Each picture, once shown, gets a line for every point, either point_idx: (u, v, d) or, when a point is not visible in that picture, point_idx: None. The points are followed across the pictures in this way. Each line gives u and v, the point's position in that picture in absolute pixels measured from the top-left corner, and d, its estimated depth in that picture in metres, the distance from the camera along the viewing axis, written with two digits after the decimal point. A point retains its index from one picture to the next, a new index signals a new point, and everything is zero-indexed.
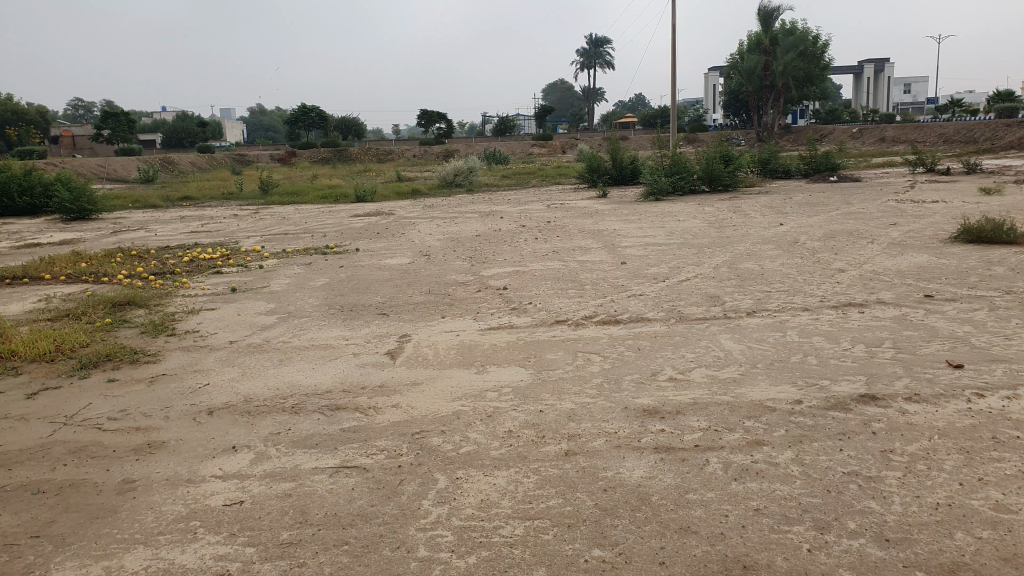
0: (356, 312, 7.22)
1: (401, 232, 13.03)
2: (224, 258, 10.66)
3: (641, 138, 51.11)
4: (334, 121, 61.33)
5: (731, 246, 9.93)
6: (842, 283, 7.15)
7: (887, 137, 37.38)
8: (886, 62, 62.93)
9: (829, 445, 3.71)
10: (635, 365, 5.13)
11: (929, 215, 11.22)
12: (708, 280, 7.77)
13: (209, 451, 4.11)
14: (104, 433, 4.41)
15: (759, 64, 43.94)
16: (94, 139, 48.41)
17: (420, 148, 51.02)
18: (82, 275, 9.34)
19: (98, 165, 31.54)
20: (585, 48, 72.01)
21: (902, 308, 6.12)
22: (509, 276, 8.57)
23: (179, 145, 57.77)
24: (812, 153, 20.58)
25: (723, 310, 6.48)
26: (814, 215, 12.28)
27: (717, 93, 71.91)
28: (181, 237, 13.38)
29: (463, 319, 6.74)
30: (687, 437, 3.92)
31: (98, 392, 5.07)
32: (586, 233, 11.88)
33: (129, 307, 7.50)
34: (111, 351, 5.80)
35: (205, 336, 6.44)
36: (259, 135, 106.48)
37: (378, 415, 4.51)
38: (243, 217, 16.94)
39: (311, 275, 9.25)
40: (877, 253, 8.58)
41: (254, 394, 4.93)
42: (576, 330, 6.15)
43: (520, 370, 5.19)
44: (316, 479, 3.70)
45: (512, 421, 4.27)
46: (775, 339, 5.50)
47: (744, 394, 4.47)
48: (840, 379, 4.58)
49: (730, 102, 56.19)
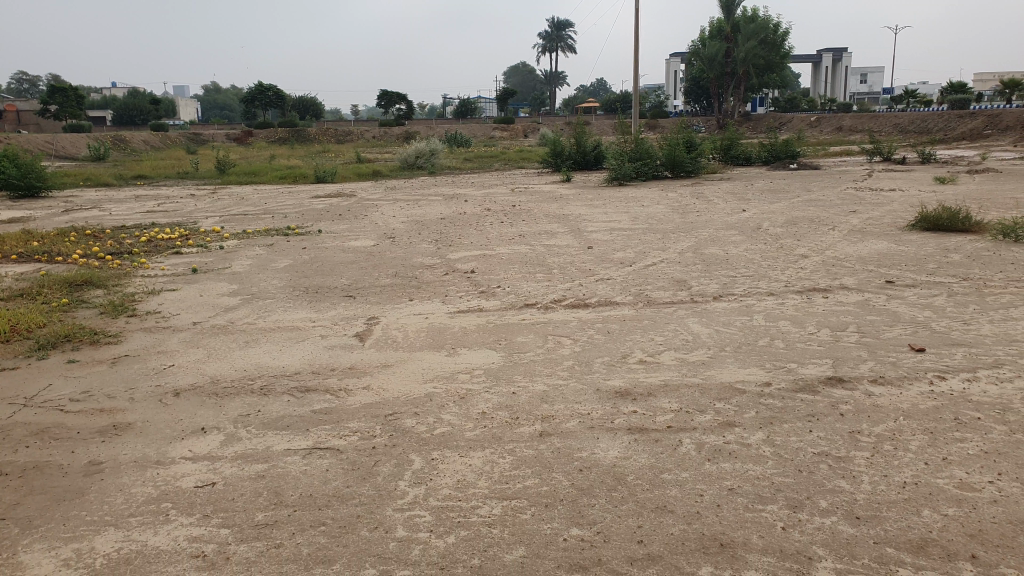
0: (322, 294, 7.12)
1: (364, 214, 12.86)
2: (183, 239, 10.40)
3: (603, 124, 51.26)
4: (292, 101, 60.19)
5: (695, 231, 10.06)
6: (806, 269, 7.30)
7: (844, 126, 38.18)
8: (844, 52, 64.15)
9: (798, 426, 3.81)
10: (605, 348, 5.18)
11: (886, 203, 11.52)
12: (674, 265, 7.86)
13: (177, 433, 4.02)
14: (68, 415, 4.27)
15: (721, 51, 44.64)
16: (42, 115, 46.75)
17: (381, 129, 50.35)
18: (35, 254, 9.01)
19: (47, 142, 30.45)
20: (547, 31, 71.63)
21: (865, 294, 6.28)
22: (476, 259, 8.53)
23: (131, 123, 55.92)
24: (772, 140, 20.91)
25: (689, 295, 6.56)
26: (776, 202, 12.51)
27: (678, 79, 72.48)
28: (138, 217, 13.00)
29: (431, 301, 6.71)
30: (660, 418, 3.97)
31: (59, 373, 4.93)
32: (551, 218, 11.90)
33: (86, 288, 7.26)
34: (70, 331, 5.63)
35: (168, 317, 6.28)
36: (214, 113, 103.89)
37: (349, 397, 4.46)
38: (201, 197, 16.54)
39: (274, 256, 9.09)
40: (838, 239, 8.78)
41: (221, 375, 4.85)
42: (544, 313, 6.17)
43: (491, 352, 5.20)
44: (289, 461, 3.66)
45: (486, 403, 4.27)
46: (742, 323, 5.60)
47: (713, 376, 4.55)
48: (806, 362, 4.70)
49: (691, 89, 56.64)
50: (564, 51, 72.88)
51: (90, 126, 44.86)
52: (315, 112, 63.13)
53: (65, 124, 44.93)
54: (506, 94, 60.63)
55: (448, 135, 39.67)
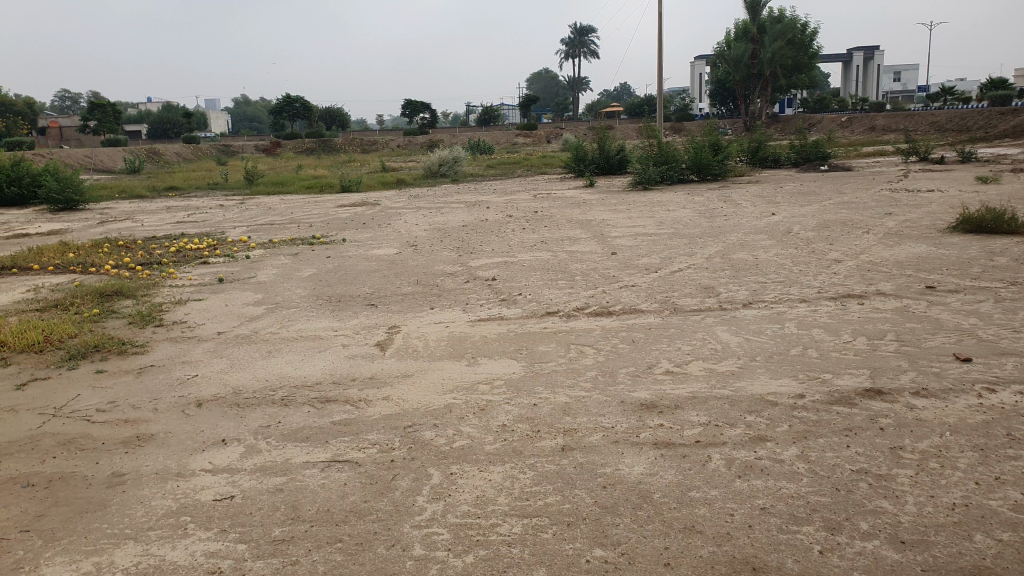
0: (344, 303, 7.06)
1: (388, 222, 12.83)
2: (212, 249, 10.46)
3: (630, 128, 50.93)
4: (319, 112, 60.93)
5: (722, 236, 9.84)
6: (839, 274, 7.05)
7: (877, 126, 37.43)
8: (876, 50, 62.93)
9: (835, 441, 3.61)
10: (630, 357, 5.02)
11: (923, 205, 11.17)
12: (701, 271, 7.67)
13: (199, 444, 3.79)
14: (94, 425, 4.06)
15: (747, 53, 44.07)
16: (81, 130, 47.98)
17: (407, 137, 50.69)
18: (70, 266, 9.11)
19: (85, 156, 31.16)
20: (570, 37, 71.65)
21: (904, 300, 6.04)
22: (498, 266, 8.42)
23: (164, 135, 57.05)
24: (801, 141, 20.52)
25: (718, 302, 6.37)
26: (806, 205, 12.22)
27: (704, 82, 71.92)
28: (168, 228, 13.15)
29: (453, 310, 6.60)
30: (687, 432, 3.80)
31: (86, 384, 4.77)
32: (575, 223, 11.76)
33: (116, 298, 7.28)
34: (100, 341, 5.59)
35: (193, 327, 6.25)
36: (245, 124, 105.77)
37: (368, 408, 4.34)
38: (229, 207, 16.70)
39: (298, 265, 9.07)
40: (874, 243, 8.50)
41: (243, 387, 4.68)
42: (567, 322, 6.03)
43: (512, 363, 5.06)
44: (309, 473, 3.44)
45: (506, 415, 4.14)
46: (773, 332, 5.39)
47: (743, 388, 4.36)
48: (842, 372, 4.49)
49: (718, 91, 56.15)
50: (587, 57, 72.78)
51: (125, 139, 45.80)
52: (342, 122, 63.80)
53: (101, 137, 45.98)
54: (530, 100, 60.58)
55: (472, 141, 39.71)
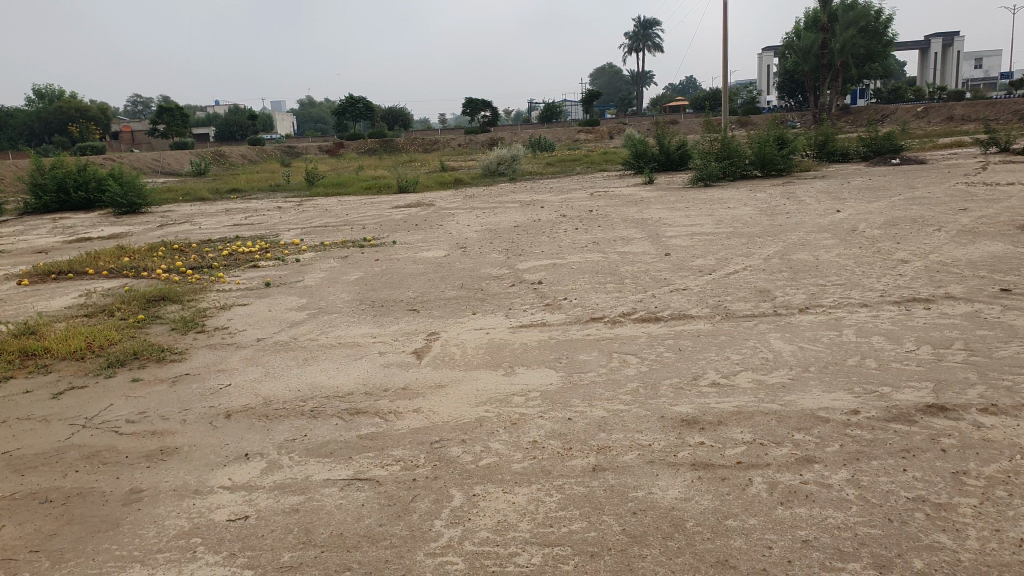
0: (387, 308, 7.02)
1: (440, 223, 12.82)
2: (263, 252, 10.63)
3: (692, 122, 49.83)
4: (381, 113, 61.85)
5: (783, 235, 9.39)
6: (905, 275, 6.59)
7: (955, 117, 35.53)
8: (955, 36, 59.76)
9: (890, 464, 3.30)
10: (674, 368, 4.77)
11: (1002, 199, 10.45)
12: (758, 273, 7.30)
13: (221, 459, 3.92)
14: (121, 437, 4.25)
15: (816, 43, 42.48)
16: (152, 134, 49.91)
17: (467, 136, 50.88)
18: (124, 270, 9.40)
19: (154, 159, 32.37)
20: (632, 31, 70.56)
21: (973, 304, 5.59)
22: (546, 268, 8.24)
23: (232, 137, 58.72)
24: (871, 134, 19.60)
25: (772, 307, 6.02)
26: (874, 201, 11.60)
27: (771, 74, 69.82)
28: (224, 231, 13.43)
29: (495, 315, 6.45)
30: (729, 452, 3.55)
31: (121, 393, 4.95)
32: (630, 222, 11.46)
33: (162, 303, 7.46)
34: (139, 349, 5.73)
35: (233, 334, 6.31)
36: (310, 127, 108.51)
37: (397, 421, 4.27)
38: (287, 209, 17.00)
39: (346, 268, 9.10)
40: (944, 241, 7.96)
41: (274, 397, 4.75)
42: (611, 328, 5.80)
43: (550, 372, 4.89)
44: (327, 492, 3.47)
45: (538, 430, 3.97)
46: (830, 340, 5.04)
47: (793, 402, 4.06)
48: (903, 386, 4.13)
49: (785, 82, 54.35)
50: (649, 51, 71.62)
51: (194, 142, 47.39)
52: (404, 121, 64.55)
53: (172, 140, 47.76)
54: (592, 97, 59.91)
55: (530, 140, 39.53)
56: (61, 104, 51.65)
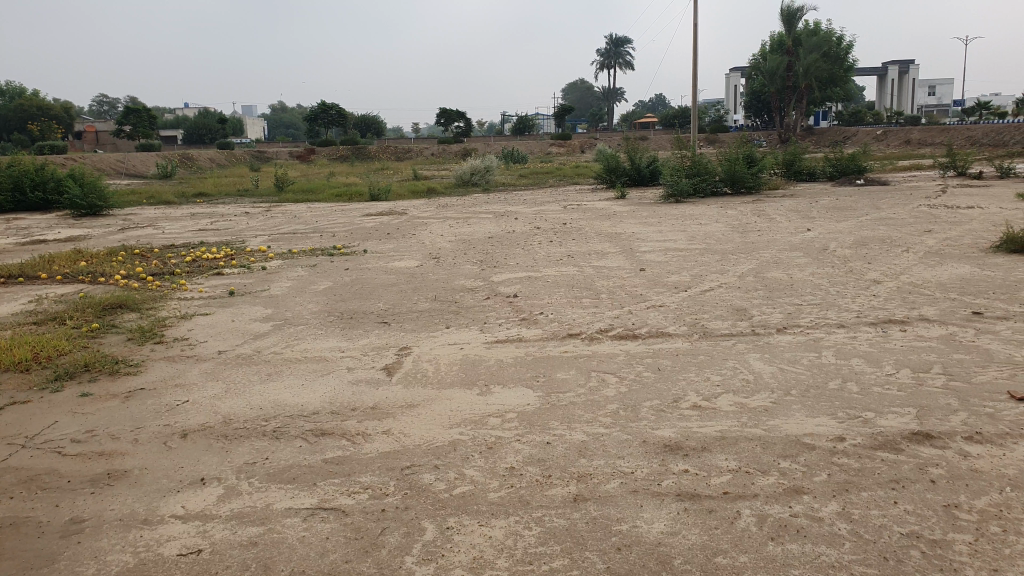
0: (356, 320, 6.77)
1: (412, 233, 12.59)
2: (228, 258, 10.28)
3: (662, 138, 50.37)
4: (353, 119, 61.36)
5: (756, 252, 9.38)
6: (879, 296, 6.57)
7: (914, 139, 36.44)
8: (913, 63, 61.49)
9: (880, 495, 3.14)
10: (654, 389, 4.61)
11: (965, 222, 10.60)
12: (734, 291, 7.23)
13: (174, 484, 3.69)
14: (64, 459, 4.00)
15: (782, 65, 43.28)
16: (117, 135, 48.80)
17: (438, 146, 50.71)
18: (80, 275, 8.98)
19: (118, 160, 31.57)
20: (604, 48, 71.28)
21: (949, 327, 5.54)
22: (521, 282, 8.08)
23: (200, 141, 57.71)
24: (838, 155, 19.89)
25: (750, 326, 5.93)
26: (843, 220, 11.69)
27: (738, 93, 70.98)
28: (188, 236, 13.02)
29: (469, 329, 6.25)
30: (714, 481, 3.40)
31: (67, 410, 4.64)
32: (604, 237, 11.37)
33: (120, 310, 7.12)
34: (90, 361, 5.41)
35: (194, 345, 6.01)
36: (279, 132, 107.31)
37: (366, 445, 4.04)
38: (254, 214, 16.60)
39: (315, 277, 8.83)
40: (914, 262, 7.99)
41: (235, 415, 4.50)
42: (589, 346, 5.65)
43: (527, 392, 4.70)
44: (289, 523, 3.27)
45: (514, 456, 3.79)
46: (810, 361, 4.94)
47: (777, 427, 3.93)
48: (886, 411, 4.01)
49: (752, 101, 55.30)
50: (620, 67, 72.38)
51: (159, 144, 46.40)
52: (375, 129, 64.10)
53: (137, 141, 46.69)
54: (564, 110, 60.20)
55: (503, 151, 39.47)
56: (22, 102, 50.19)
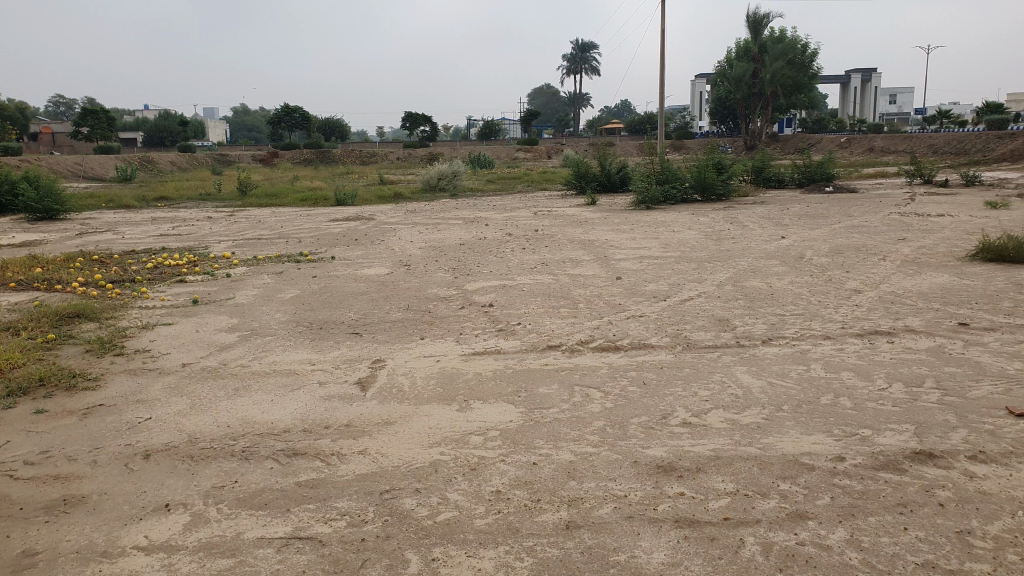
0: (326, 331, 6.49)
1: (381, 239, 12.30)
2: (191, 265, 9.90)
3: (630, 145, 50.65)
4: (318, 123, 60.55)
5: (732, 260, 9.32)
6: (862, 306, 6.51)
7: (876, 147, 37.15)
8: (874, 72, 62.75)
9: (889, 521, 3.04)
10: (641, 405, 4.44)
11: (937, 230, 10.69)
12: (714, 300, 7.12)
13: (136, 511, 3.39)
14: (17, 484, 3.67)
15: (747, 73, 43.84)
16: (74, 137, 47.38)
17: (405, 150, 50.27)
18: (36, 282, 8.53)
19: (76, 163, 30.54)
20: (571, 53, 71.50)
21: (936, 338, 5.49)
22: (496, 290, 7.87)
23: (160, 143, 56.32)
24: (806, 161, 20.07)
25: (734, 338, 5.79)
26: (816, 228, 11.71)
27: (704, 100, 71.84)
28: (149, 241, 12.54)
29: (444, 341, 6.02)
30: (713, 505, 3.25)
31: (19, 429, 4.30)
32: (577, 244, 11.23)
33: (78, 320, 6.74)
34: (45, 374, 5.05)
35: (156, 358, 5.67)
36: (243, 134, 105.37)
37: (341, 466, 3.80)
38: (218, 219, 16.12)
39: (282, 285, 8.50)
40: (892, 271, 7.99)
41: (201, 433, 4.21)
42: (570, 358, 5.46)
43: (508, 408, 4.49)
44: (261, 555, 3.01)
45: (500, 478, 3.59)
46: (799, 375, 4.83)
47: (772, 446, 3.79)
48: (883, 428, 3.91)
49: (718, 109, 56.02)
50: (588, 73, 72.74)
51: (119, 147, 45.11)
52: (341, 133, 63.26)
53: (96, 144, 45.43)
54: (530, 116, 60.29)
55: (472, 156, 39.17)
56: None
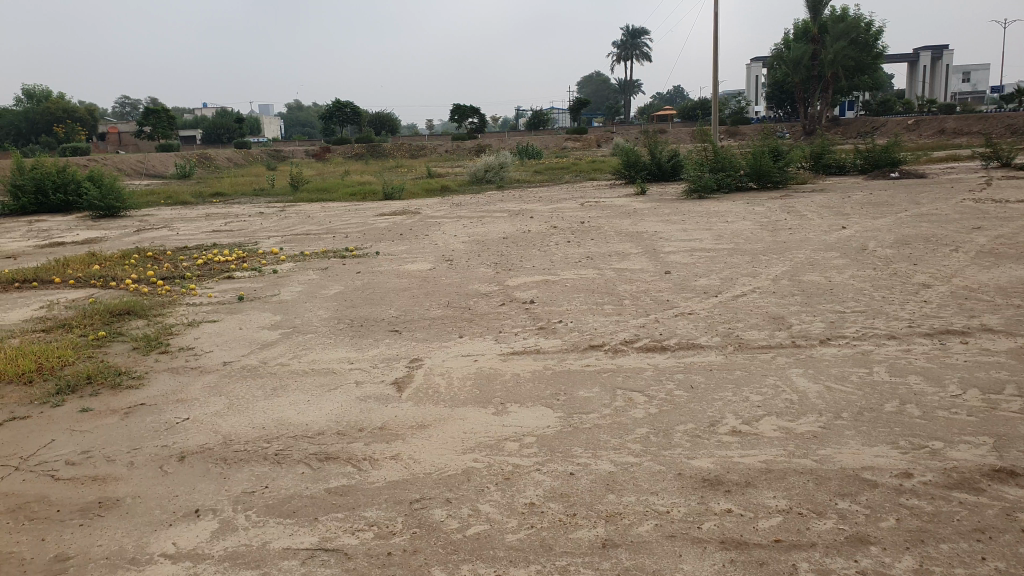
0: (366, 328, 6.41)
1: (426, 233, 12.23)
2: (240, 261, 10.00)
3: (682, 132, 49.59)
4: (369, 117, 61.22)
5: (789, 253, 8.90)
6: (932, 303, 6.07)
7: (948, 129, 35.37)
8: (945, 50, 59.77)
9: (963, 549, 2.74)
10: (687, 411, 4.18)
11: (1016, 218, 10.00)
12: (768, 296, 6.77)
13: (166, 516, 3.32)
14: (55, 485, 3.64)
15: (807, 55, 42.30)
16: (138, 136, 49.04)
17: (455, 142, 50.36)
18: (93, 279, 8.73)
19: (138, 161, 31.55)
20: (623, 39, 70.36)
21: (1017, 338, 5.06)
22: (539, 286, 7.68)
23: (219, 141, 57.84)
24: (869, 146, 19.19)
25: (789, 337, 5.46)
26: (880, 217, 11.12)
27: (760, 85, 69.75)
28: (202, 237, 12.77)
29: (483, 339, 5.86)
30: (763, 525, 2.99)
31: (63, 428, 4.31)
32: (625, 236, 10.93)
33: (128, 317, 6.83)
34: (92, 372, 5.09)
35: (199, 356, 5.68)
36: (298, 129, 107.42)
37: (372, 472, 3.67)
38: (269, 215, 16.34)
39: (326, 281, 8.48)
40: (965, 263, 7.48)
41: (235, 435, 4.13)
42: (613, 359, 5.23)
43: (546, 412, 4.30)
44: (285, 568, 2.90)
45: (535, 489, 3.40)
46: (861, 378, 4.49)
47: (830, 459, 3.50)
48: (957, 441, 3.58)
49: (775, 94, 54.31)
50: (640, 59, 71.51)
51: (179, 144, 46.42)
52: (392, 127, 63.79)
53: (158, 142, 46.88)
54: (581, 105, 59.65)
55: (522, 146, 38.92)
56: (49, 105, 50.62)
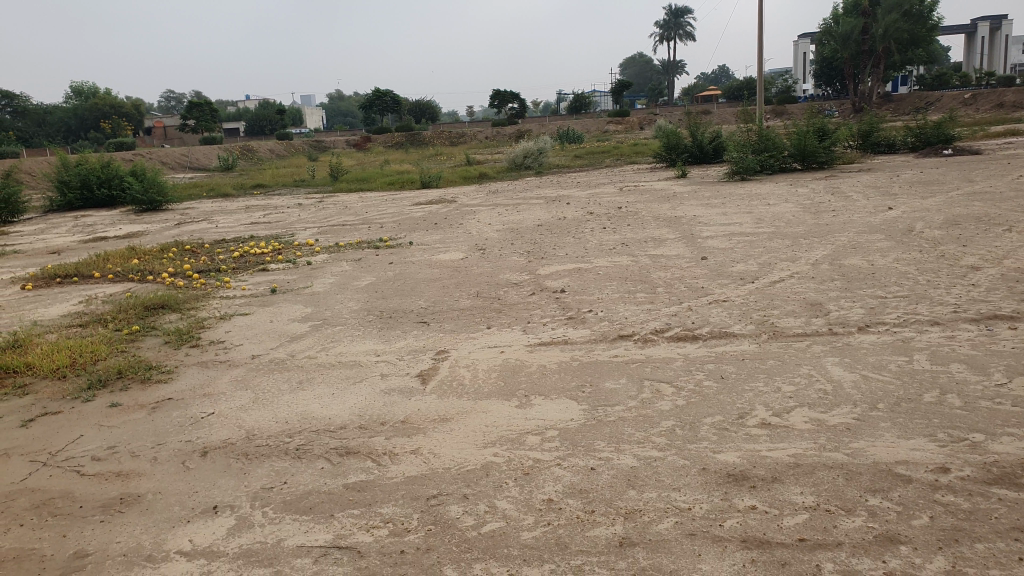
0: (395, 320, 6.41)
1: (461, 222, 12.21)
2: (275, 253, 10.14)
3: (725, 112, 48.50)
4: (409, 105, 61.47)
5: (831, 236, 8.59)
6: (980, 286, 5.78)
7: (1007, 102, 33.80)
8: (1005, 19, 57.09)
9: (1000, 549, 2.60)
10: (715, 403, 4.06)
11: None
12: (806, 282, 6.55)
13: (185, 512, 3.37)
14: (82, 480, 3.74)
15: (856, 28, 40.82)
16: (184, 130, 50.16)
17: (494, 129, 50.23)
18: (130, 273, 8.95)
19: (182, 155, 32.32)
20: (665, 19, 69.06)
21: None
22: (570, 274, 7.59)
23: (261, 133, 58.77)
24: (920, 122, 18.45)
25: (826, 324, 5.27)
26: (931, 196, 10.68)
27: (808, 62, 67.75)
28: (240, 230, 12.99)
29: (510, 330, 5.80)
30: (787, 523, 2.88)
31: (93, 423, 4.42)
32: (662, 221, 10.72)
33: (161, 311, 6.98)
34: (123, 367, 5.22)
35: (228, 349, 5.76)
36: (340, 120, 108.64)
37: (391, 467, 3.66)
38: (307, 206, 16.53)
39: (358, 273, 8.53)
40: (1019, 243, 7.12)
41: (258, 430, 4.18)
42: (642, 349, 5.12)
43: (570, 405, 4.23)
44: (298, 566, 2.91)
45: (554, 485, 3.34)
46: (900, 367, 4.30)
47: (863, 452, 3.36)
48: (999, 433, 3.40)
49: (823, 70, 52.65)
50: (682, 39, 70.11)
51: (223, 138, 47.38)
52: (431, 115, 63.95)
53: (202, 136, 47.91)
54: (621, 88, 58.85)
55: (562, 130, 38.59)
56: (97, 103, 52.15)
